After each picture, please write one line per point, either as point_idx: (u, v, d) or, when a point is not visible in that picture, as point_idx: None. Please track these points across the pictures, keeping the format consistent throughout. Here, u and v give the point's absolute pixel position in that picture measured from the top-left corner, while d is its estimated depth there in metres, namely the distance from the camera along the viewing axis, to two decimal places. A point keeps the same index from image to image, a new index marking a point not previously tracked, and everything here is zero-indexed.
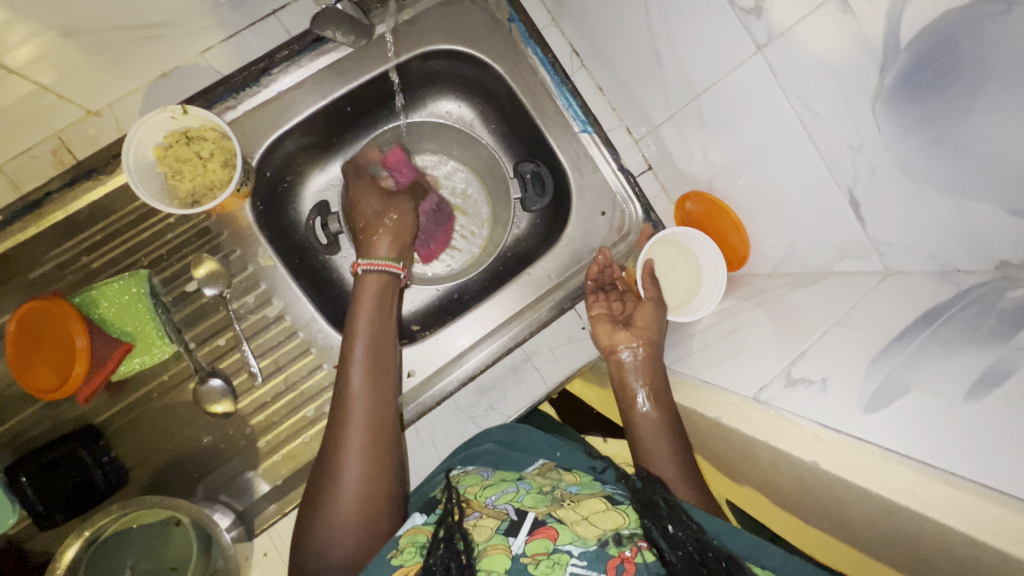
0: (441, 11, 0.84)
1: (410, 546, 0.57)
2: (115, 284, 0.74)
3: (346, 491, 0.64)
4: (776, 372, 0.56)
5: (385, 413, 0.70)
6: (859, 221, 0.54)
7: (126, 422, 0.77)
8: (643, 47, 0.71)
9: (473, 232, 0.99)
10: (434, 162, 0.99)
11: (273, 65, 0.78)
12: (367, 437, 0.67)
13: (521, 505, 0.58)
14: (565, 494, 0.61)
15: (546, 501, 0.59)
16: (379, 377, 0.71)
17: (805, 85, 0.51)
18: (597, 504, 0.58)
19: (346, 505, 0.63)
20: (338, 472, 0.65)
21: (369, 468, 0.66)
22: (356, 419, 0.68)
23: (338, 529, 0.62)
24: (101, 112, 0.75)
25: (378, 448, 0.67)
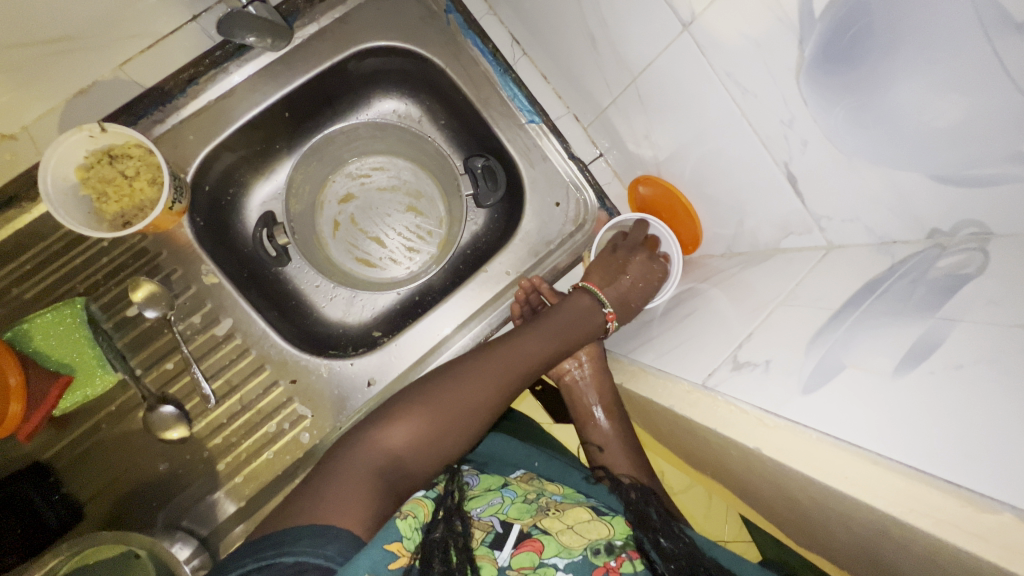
0: (373, 6, 0.81)
1: (410, 515, 0.54)
2: (49, 315, 0.70)
3: (445, 418, 0.64)
4: (724, 356, 0.56)
5: (512, 388, 0.70)
6: (799, 196, 0.53)
7: (75, 456, 0.74)
8: (577, 31, 0.69)
9: (430, 232, 0.96)
10: (386, 163, 0.96)
11: (199, 73, 0.76)
12: (491, 391, 0.68)
13: (508, 517, 0.60)
14: (549, 502, 0.63)
15: (530, 512, 0.61)
16: (534, 359, 0.72)
17: (730, 61, 0.50)
18: (582, 514, 0.61)
19: (433, 429, 0.63)
20: (457, 397, 0.66)
21: (470, 416, 0.66)
22: (495, 372, 0.68)
23: (413, 445, 0.62)
24: (17, 134, 0.71)
25: (486, 410, 0.67)
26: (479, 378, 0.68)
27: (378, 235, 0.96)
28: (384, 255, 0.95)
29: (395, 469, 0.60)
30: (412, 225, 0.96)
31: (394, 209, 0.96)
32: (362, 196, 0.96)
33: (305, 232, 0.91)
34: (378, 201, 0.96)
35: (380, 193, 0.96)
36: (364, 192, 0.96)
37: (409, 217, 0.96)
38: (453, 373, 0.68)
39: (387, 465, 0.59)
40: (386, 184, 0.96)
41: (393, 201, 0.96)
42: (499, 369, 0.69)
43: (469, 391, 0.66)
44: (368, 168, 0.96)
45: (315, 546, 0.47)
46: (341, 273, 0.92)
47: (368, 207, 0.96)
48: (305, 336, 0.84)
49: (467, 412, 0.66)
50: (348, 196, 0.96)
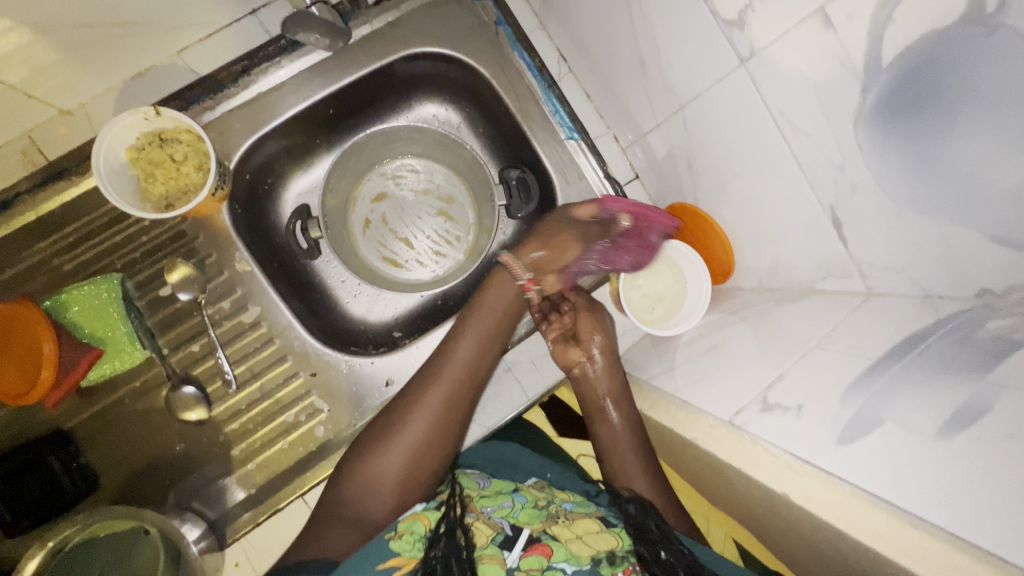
0: (425, 12, 0.82)
1: (407, 534, 0.59)
2: (86, 287, 0.72)
3: (404, 451, 0.69)
4: (754, 394, 0.55)
5: (462, 407, 0.73)
6: (843, 240, 0.53)
7: (96, 428, 0.75)
8: (628, 54, 0.69)
9: (458, 238, 0.97)
10: (420, 166, 0.97)
11: (253, 65, 0.77)
12: (438, 419, 0.71)
13: (518, 521, 0.62)
14: (560, 510, 0.65)
15: (541, 517, 0.63)
16: (468, 377, 0.73)
17: (786, 100, 0.50)
18: (591, 526, 0.64)
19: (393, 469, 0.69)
20: (404, 437, 0.69)
21: (424, 449, 0.70)
22: (436, 401, 0.71)
23: (378, 484, 0.68)
24: (74, 110, 0.73)
25: (440, 436, 0.71)
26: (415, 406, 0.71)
27: (407, 237, 0.97)
28: (411, 256, 0.96)
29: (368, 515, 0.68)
30: (441, 229, 0.97)
31: (425, 212, 0.97)
32: (395, 196, 0.97)
33: (336, 227, 0.92)
34: (410, 202, 0.97)
35: (412, 195, 0.97)
36: (397, 192, 0.97)
37: (439, 220, 0.97)
38: (398, 410, 0.71)
39: (364, 514, 0.68)
40: (419, 186, 0.97)
41: (424, 203, 0.97)
42: (436, 401, 0.71)
43: (412, 429, 0.70)
44: (402, 169, 0.97)
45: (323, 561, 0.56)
46: (369, 271, 0.93)
47: (399, 208, 0.97)
48: (326, 330, 0.84)
49: (416, 446, 0.70)
50: (380, 196, 0.97)
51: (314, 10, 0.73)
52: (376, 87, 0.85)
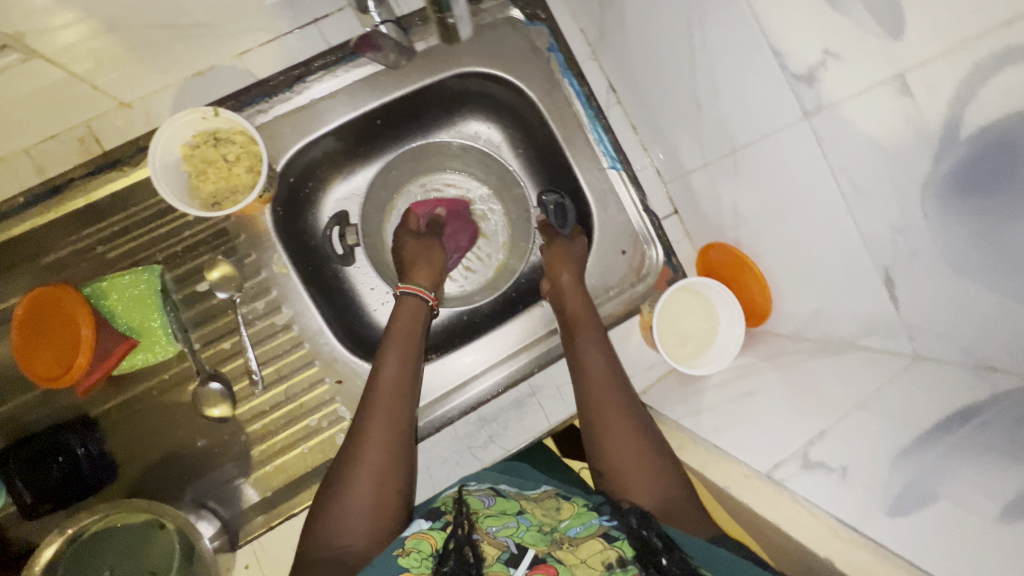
0: (480, 33, 0.83)
1: (414, 552, 0.59)
2: (126, 277, 0.73)
3: (370, 475, 0.67)
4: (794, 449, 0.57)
5: (405, 432, 0.72)
6: (893, 302, 0.53)
7: (121, 417, 0.75)
8: (683, 94, 0.69)
9: (489, 256, 0.97)
10: (458, 181, 0.98)
11: (309, 72, 0.78)
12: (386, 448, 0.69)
13: (523, 541, 0.59)
14: (563, 537, 0.61)
15: (545, 541, 0.59)
16: (404, 400, 0.73)
17: (849, 158, 0.50)
18: (597, 545, 0.59)
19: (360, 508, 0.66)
20: (360, 477, 0.67)
21: (383, 482, 0.68)
22: (379, 433, 0.70)
23: (348, 518, 0.65)
24: (133, 104, 0.73)
25: (395, 466, 0.69)
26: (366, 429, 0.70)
27: None
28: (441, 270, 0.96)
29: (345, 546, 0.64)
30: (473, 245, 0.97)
31: None
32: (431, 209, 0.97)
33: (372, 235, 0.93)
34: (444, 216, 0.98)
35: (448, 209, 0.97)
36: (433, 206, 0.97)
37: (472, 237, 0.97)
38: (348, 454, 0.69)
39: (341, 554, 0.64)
40: (454, 201, 0.98)
41: (458, 219, 0.97)
42: (377, 436, 0.70)
43: (366, 468, 0.67)
44: (439, 183, 0.97)
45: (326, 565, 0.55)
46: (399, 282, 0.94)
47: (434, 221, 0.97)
48: (354, 338, 0.84)
49: (375, 481, 0.67)
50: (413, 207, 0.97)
51: (383, 28, 0.76)
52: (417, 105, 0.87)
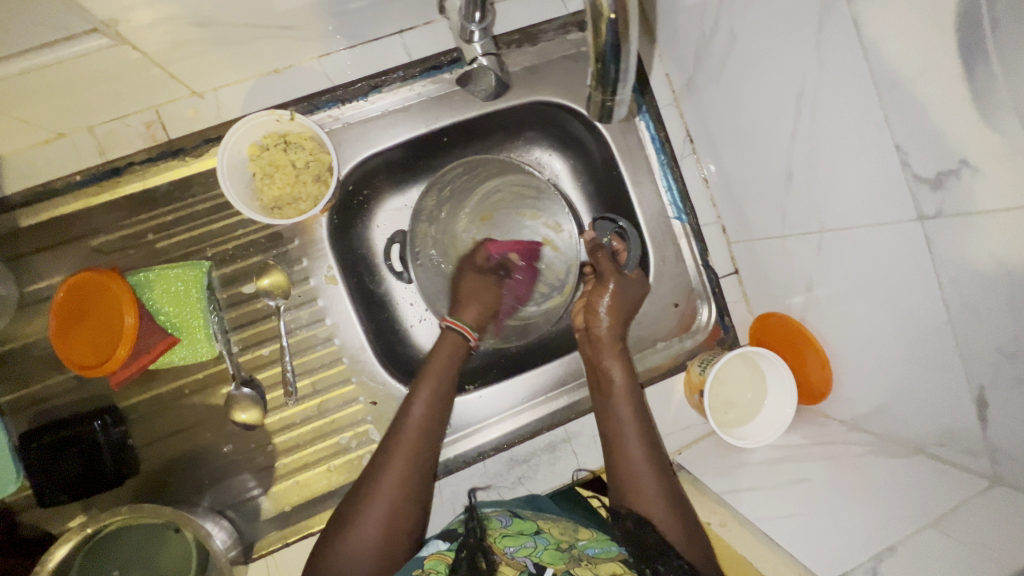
0: (563, 65, 0.81)
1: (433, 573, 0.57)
2: (174, 271, 0.70)
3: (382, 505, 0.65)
4: (861, 559, 0.54)
5: (427, 453, 0.69)
6: (981, 421, 0.51)
7: (150, 411, 0.73)
8: (774, 162, 0.67)
9: (560, 272, 0.87)
10: (528, 185, 0.84)
11: (385, 83, 0.76)
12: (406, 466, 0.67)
13: (540, 561, 0.55)
14: (582, 555, 0.58)
15: (563, 559, 0.56)
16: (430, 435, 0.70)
17: (963, 271, 0.48)
18: (616, 567, 0.55)
19: (374, 524, 0.64)
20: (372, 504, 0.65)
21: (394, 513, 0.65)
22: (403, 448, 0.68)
23: (355, 546, 0.63)
24: (205, 94, 0.71)
25: (413, 487, 0.67)
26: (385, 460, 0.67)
27: None
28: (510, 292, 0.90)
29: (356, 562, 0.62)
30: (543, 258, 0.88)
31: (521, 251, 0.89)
32: (501, 227, 0.89)
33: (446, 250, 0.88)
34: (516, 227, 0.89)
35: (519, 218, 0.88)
36: (504, 215, 0.89)
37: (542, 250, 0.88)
38: (371, 467, 0.68)
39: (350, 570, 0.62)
40: (525, 208, 0.88)
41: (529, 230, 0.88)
42: (400, 464, 0.67)
43: (384, 486, 0.66)
44: (509, 186, 0.86)
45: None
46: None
47: (504, 232, 0.89)
48: (391, 355, 0.81)
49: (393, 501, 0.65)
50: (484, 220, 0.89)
51: (484, 61, 0.69)
52: (490, 129, 0.84)
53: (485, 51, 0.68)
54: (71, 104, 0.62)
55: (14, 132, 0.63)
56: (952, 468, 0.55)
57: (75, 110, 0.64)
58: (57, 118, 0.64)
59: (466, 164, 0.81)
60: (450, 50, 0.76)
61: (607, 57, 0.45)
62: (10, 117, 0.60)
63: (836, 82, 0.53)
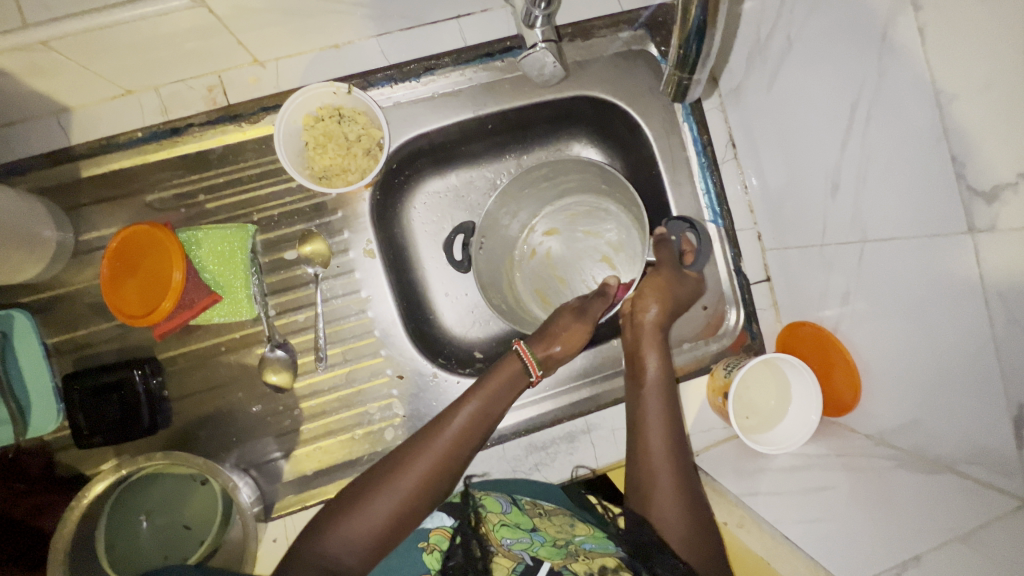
0: (613, 61, 0.82)
1: (436, 548, 0.66)
2: (220, 231, 0.72)
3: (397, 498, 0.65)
4: (883, 568, 0.54)
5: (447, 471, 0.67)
6: (1017, 438, 0.50)
7: (186, 365, 0.76)
8: (820, 170, 0.67)
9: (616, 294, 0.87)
10: (599, 204, 0.87)
11: (438, 65, 0.77)
12: (417, 481, 0.66)
13: (537, 555, 0.63)
14: (578, 549, 0.65)
15: (560, 555, 0.64)
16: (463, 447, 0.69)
17: (1011, 285, 0.47)
18: (612, 568, 0.62)
19: (368, 528, 0.63)
20: (386, 494, 0.65)
21: (405, 507, 0.65)
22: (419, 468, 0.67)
23: (359, 533, 0.63)
24: (266, 64, 0.73)
25: (424, 497, 0.66)
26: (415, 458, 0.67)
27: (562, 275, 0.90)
28: (538, 288, 0.90)
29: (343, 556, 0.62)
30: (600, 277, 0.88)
31: (586, 254, 0.89)
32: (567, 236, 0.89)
33: (500, 250, 0.87)
34: (575, 241, 0.89)
35: (582, 235, 0.89)
36: (565, 230, 0.89)
37: (600, 269, 0.88)
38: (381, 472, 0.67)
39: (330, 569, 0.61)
40: (589, 225, 0.88)
41: (589, 246, 0.89)
42: (427, 463, 0.67)
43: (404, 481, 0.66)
44: (578, 206, 0.88)
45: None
46: (515, 301, 0.87)
47: (563, 246, 0.90)
48: (420, 334, 0.82)
49: (397, 506, 0.64)
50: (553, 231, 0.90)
51: (541, 45, 0.71)
52: (534, 120, 0.85)
53: (545, 37, 0.71)
54: (142, 63, 0.65)
55: (87, 85, 0.66)
56: (982, 486, 0.55)
57: (145, 69, 0.66)
58: (127, 75, 0.67)
59: (546, 167, 0.78)
60: (508, 38, 0.79)
61: (691, 37, 0.54)
62: (85, 70, 0.63)
63: (897, 91, 0.54)
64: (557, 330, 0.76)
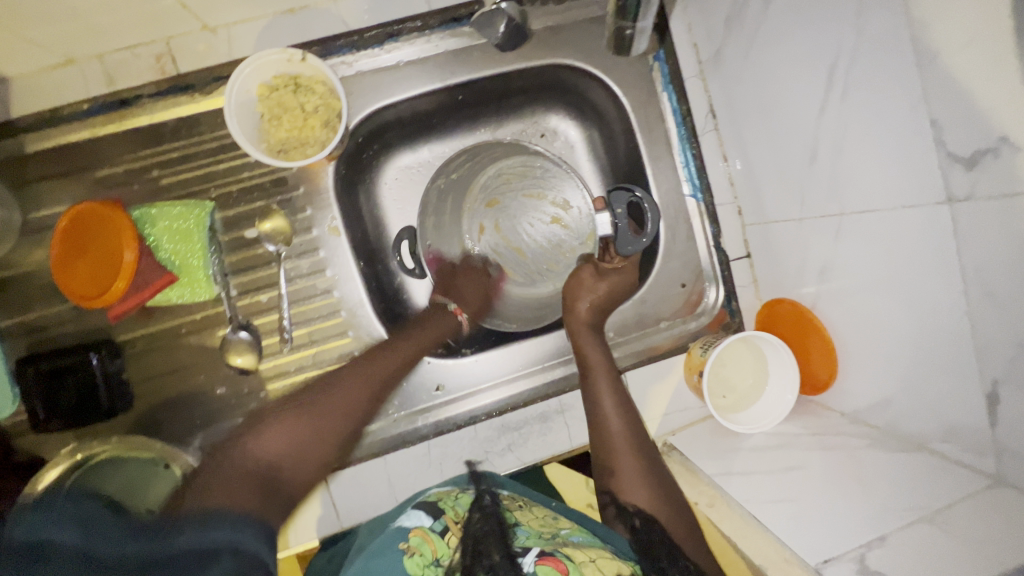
0: (588, 27, 0.78)
1: (419, 552, 0.55)
2: (177, 208, 0.70)
3: (318, 426, 0.64)
4: (847, 549, 0.54)
5: (358, 415, 0.68)
6: (991, 416, 0.49)
7: (146, 347, 0.74)
8: (798, 139, 0.64)
9: (572, 249, 0.89)
10: (533, 161, 0.86)
11: (401, 31, 0.73)
12: (342, 416, 0.66)
13: (525, 542, 0.57)
14: (563, 540, 0.60)
15: (547, 542, 0.58)
16: (385, 381, 0.71)
17: (987, 258, 0.45)
18: (601, 555, 0.59)
19: (291, 438, 0.63)
20: (290, 424, 0.63)
21: (320, 438, 0.64)
22: (346, 395, 0.67)
23: (289, 451, 0.62)
24: (217, 30, 0.69)
25: (331, 435, 0.65)
26: (314, 394, 0.67)
27: (519, 243, 0.90)
28: (496, 262, 0.90)
29: (270, 480, 0.60)
30: (554, 237, 0.89)
31: (537, 217, 0.89)
32: (507, 201, 0.89)
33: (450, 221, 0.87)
34: (519, 206, 0.89)
35: (524, 197, 0.88)
36: (508, 197, 0.89)
37: (552, 229, 0.89)
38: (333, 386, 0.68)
39: (264, 480, 0.60)
40: (530, 187, 0.88)
41: (536, 210, 0.88)
42: (329, 402, 0.66)
43: (308, 412, 0.65)
44: (510, 169, 0.87)
45: None
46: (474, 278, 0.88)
47: (510, 214, 0.89)
48: (391, 315, 0.81)
49: (298, 433, 0.63)
50: (492, 200, 0.89)
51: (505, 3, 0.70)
52: (505, 90, 0.82)
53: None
54: (80, 28, 0.61)
55: (24, 52, 0.62)
56: (954, 465, 0.54)
57: (84, 35, 0.62)
58: (66, 42, 0.63)
59: (466, 152, 0.83)
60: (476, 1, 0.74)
61: None
62: (17, 37, 0.59)
63: (875, 54, 0.51)
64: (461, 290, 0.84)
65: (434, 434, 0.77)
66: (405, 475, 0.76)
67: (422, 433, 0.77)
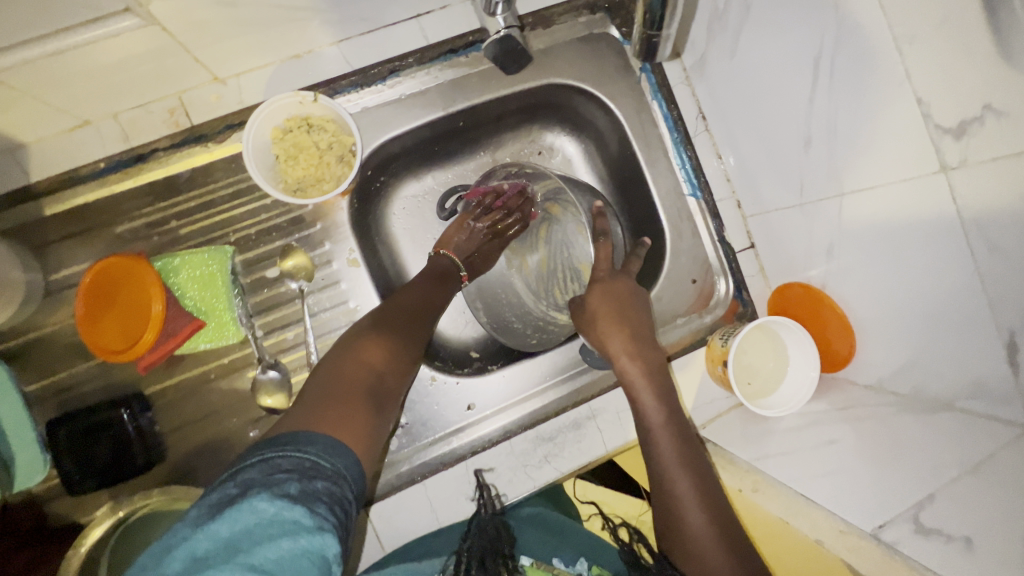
0: (577, 46, 0.83)
1: None
2: (199, 256, 0.71)
3: (394, 342, 0.65)
4: (901, 510, 0.58)
5: (422, 334, 0.70)
6: (1013, 367, 0.50)
7: (174, 397, 0.73)
8: (789, 127, 0.68)
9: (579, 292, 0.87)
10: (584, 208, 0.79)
11: (401, 67, 0.76)
12: (411, 335, 0.68)
13: None
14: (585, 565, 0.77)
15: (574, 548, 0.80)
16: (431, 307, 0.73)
17: (991, 216, 0.48)
18: None
19: (380, 353, 0.63)
20: (370, 341, 0.63)
21: (402, 353, 0.65)
22: (408, 315, 0.69)
23: (385, 363, 0.63)
24: (227, 80, 0.71)
25: (407, 351, 0.66)
26: (373, 317, 0.68)
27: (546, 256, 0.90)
28: (526, 256, 0.91)
29: (375, 388, 0.60)
30: (575, 271, 0.88)
31: (576, 244, 0.86)
32: (562, 215, 0.86)
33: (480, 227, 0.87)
34: (567, 229, 0.86)
35: (575, 229, 0.84)
36: (564, 215, 0.86)
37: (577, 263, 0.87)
38: (393, 311, 0.69)
39: (367, 388, 0.59)
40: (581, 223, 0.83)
41: (577, 242, 0.85)
42: (392, 322, 0.67)
43: (379, 330, 0.66)
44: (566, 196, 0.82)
45: (332, 450, 0.47)
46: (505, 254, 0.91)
47: (559, 227, 0.88)
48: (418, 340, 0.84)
49: (383, 349, 0.64)
50: (550, 206, 0.87)
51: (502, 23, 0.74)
52: (503, 112, 0.85)
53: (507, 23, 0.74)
54: (97, 91, 0.63)
55: (42, 118, 0.64)
56: (984, 420, 0.54)
57: (101, 97, 0.64)
58: (83, 105, 0.65)
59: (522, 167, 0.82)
60: (472, 32, 0.78)
61: None
62: (38, 102, 0.60)
63: (856, 43, 0.55)
64: (473, 248, 0.84)
65: (469, 454, 0.77)
66: (445, 496, 0.76)
67: (457, 453, 0.77)
